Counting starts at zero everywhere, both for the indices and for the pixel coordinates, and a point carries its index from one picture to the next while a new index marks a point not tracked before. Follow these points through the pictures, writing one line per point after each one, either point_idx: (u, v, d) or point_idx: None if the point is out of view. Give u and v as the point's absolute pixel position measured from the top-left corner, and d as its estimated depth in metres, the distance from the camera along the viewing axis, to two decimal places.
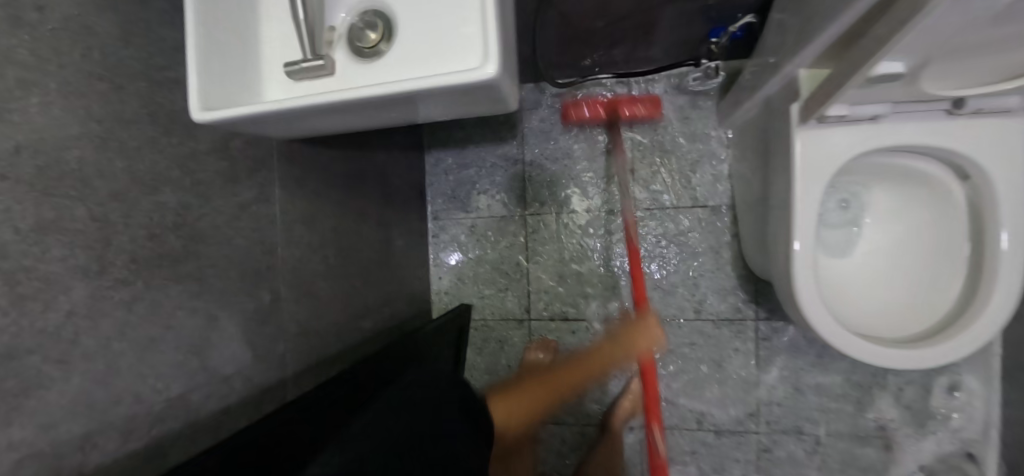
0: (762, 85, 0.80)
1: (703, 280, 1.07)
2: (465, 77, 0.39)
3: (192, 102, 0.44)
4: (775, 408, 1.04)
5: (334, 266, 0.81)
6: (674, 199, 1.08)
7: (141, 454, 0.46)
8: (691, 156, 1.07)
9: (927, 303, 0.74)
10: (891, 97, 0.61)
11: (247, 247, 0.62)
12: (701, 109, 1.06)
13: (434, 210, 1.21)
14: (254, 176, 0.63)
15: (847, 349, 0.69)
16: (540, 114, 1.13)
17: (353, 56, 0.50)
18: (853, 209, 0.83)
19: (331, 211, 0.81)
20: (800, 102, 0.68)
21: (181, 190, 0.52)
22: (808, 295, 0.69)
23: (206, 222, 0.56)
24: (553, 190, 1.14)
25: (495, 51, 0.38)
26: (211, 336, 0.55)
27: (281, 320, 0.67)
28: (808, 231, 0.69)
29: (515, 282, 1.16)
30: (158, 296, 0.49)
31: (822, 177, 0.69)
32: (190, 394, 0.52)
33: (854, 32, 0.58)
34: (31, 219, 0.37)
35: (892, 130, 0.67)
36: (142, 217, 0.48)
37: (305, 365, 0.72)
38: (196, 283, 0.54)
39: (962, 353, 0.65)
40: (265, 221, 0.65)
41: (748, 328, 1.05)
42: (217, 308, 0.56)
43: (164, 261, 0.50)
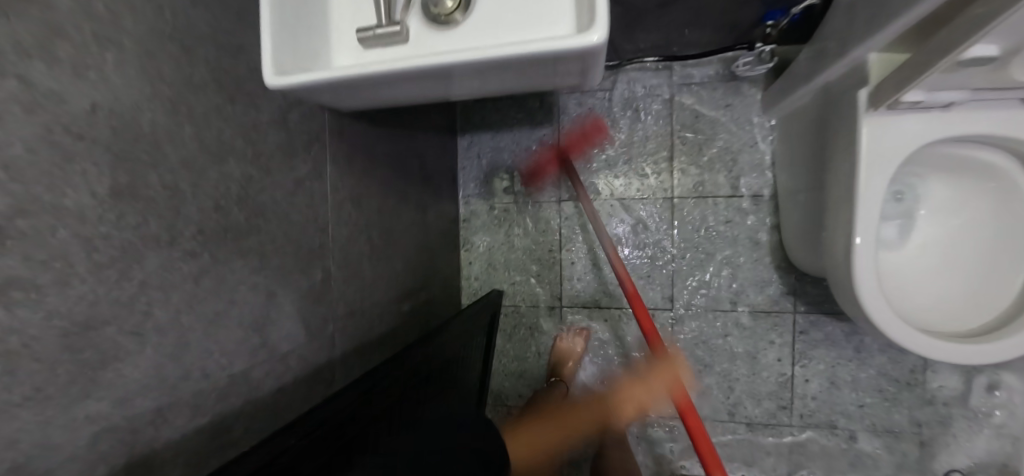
0: (821, 71, 0.78)
1: (741, 271, 1.06)
2: (570, 43, 0.36)
3: (267, 66, 0.42)
4: (810, 401, 1.03)
5: (378, 247, 0.79)
6: (715, 188, 1.06)
7: (208, 431, 0.45)
8: (733, 145, 1.05)
9: (985, 299, 0.73)
10: (971, 83, 0.59)
11: (303, 224, 0.60)
12: (744, 95, 1.03)
13: (466, 194, 1.19)
14: (309, 150, 0.61)
15: (908, 344, 0.67)
16: (577, 98, 1.11)
17: (428, 24, 0.47)
18: (907, 201, 0.81)
19: (375, 191, 0.79)
20: (869, 88, 0.66)
21: (244, 161, 0.50)
22: (868, 286, 0.68)
23: (267, 196, 0.54)
24: (589, 177, 1.12)
25: (603, 16, 0.36)
26: (271, 313, 0.54)
27: (332, 299, 0.65)
28: (872, 220, 0.67)
29: (548, 270, 1.14)
30: (223, 270, 0.47)
31: (888, 166, 0.67)
32: (252, 371, 0.50)
33: (943, 13, 0.55)
34: (107, 184, 0.36)
35: (965, 118, 0.65)
36: (209, 187, 0.46)
37: (353, 346, 0.70)
38: (258, 258, 0.52)
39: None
40: (319, 197, 0.63)
41: (787, 320, 1.04)
42: (276, 285, 0.55)
43: (228, 234, 0.48)
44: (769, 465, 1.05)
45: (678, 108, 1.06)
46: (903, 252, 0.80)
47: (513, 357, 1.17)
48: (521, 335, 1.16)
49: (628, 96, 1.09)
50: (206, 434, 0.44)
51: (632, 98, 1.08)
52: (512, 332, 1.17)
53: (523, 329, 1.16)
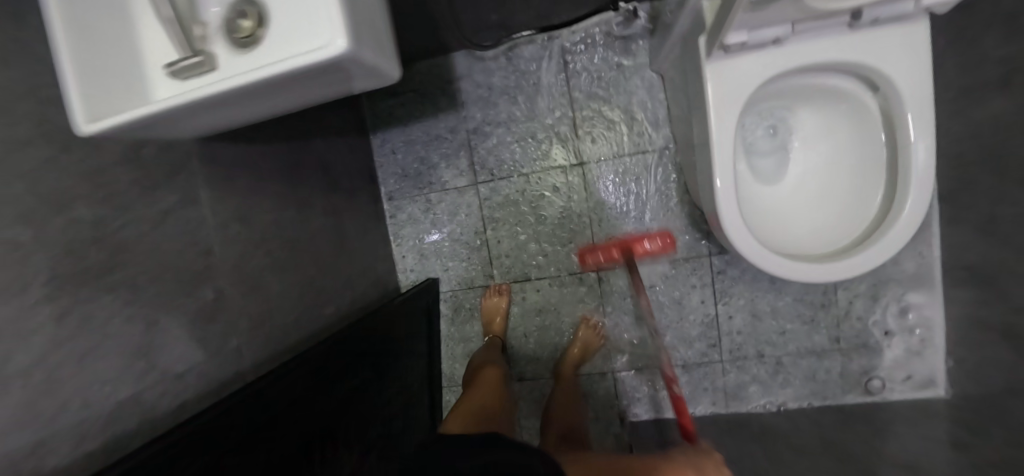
0: (677, 21, 0.80)
1: (655, 224, 1.10)
2: (319, 54, 0.38)
3: (76, 115, 0.44)
4: (736, 336, 1.09)
5: (281, 258, 0.83)
6: (618, 149, 1.09)
7: (98, 452, 0.49)
8: (628, 105, 1.07)
9: (848, 221, 0.78)
10: (787, 19, 0.61)
11: (179, 252, 0.63)
12: (633, 52, 1.05)
13: (388, 191, 1.22)
14: (174, 181, 0.64)
15: (777, 268, 0.72)
16: (476, 79, 1.13)
17: (232, 48, 0.50)
18: (781, 134, 0.86)
19: (269, 207, 0.82)
20: (706, 34, 0.68)
21: (94, 205, 0.53)
22: (734, 221, 0.72)
23: (130, 232, 0.57)
24: (500, 156, 1.14)
25: (342, 22, 0.38)
26: (154, 339, 0.58)
27: (230, 316, 0.70)
28: (726, 160, 0.71)
29: (477, 251, 1.18)
30: (89, 310, 0.51)
31: (735, 106, 0.70)
32: (143, 394, 0.55)
33: None
34: None
35: (796, 51, 0.68)
36: (56, 236, 0.49)
37: (265, 354, 0.75)
38: (129, 292, 0.56)
39: (882, 257, 0.70)
40: (195, 223, 0.66)
41: (703, 263, 1.09)
42: (156, 312, 0.59)
43: (87, 276, 0.51)
44: (707, 401, 1.12)
45: (574, 76, 1.09)
46: (780, 184, 0.85)
47: (457, 337, 1.23)
48: (463, 316, 1.21)
49: (525, 70, 1.10)
50: (96, 454, 0.49)
51: (528, 71, 1.10)
52: (454, 316, 1.22)
53: (464, 311, 1.21)
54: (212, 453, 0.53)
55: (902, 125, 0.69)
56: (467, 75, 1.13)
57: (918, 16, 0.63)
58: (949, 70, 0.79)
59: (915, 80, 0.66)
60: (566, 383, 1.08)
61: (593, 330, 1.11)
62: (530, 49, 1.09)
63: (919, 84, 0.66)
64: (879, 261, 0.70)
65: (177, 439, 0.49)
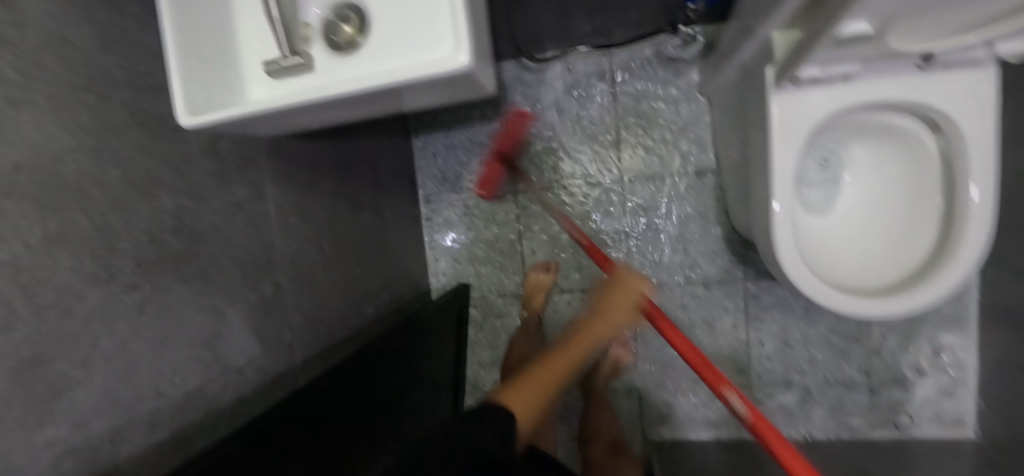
0: (739, 49, 0.81)
1: (692, 245, 1.10)
2: (440, 68, 0.39)
3: (179, 108, 0.45)
4: (766, 362, 1.09)
5: (331, 255, 0.83)
6: (660, 168, 1.10)
7: (167, 442, 0.49)
8: (673, 125, 1.09)
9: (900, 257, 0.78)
10: (862, 57, 0.62)
11: (247, 245, 0.63)
12: (682, 74, 1.06)
13: (426, 193, 1.22)
14: (245, 174, 0.65)
15: (824, 299, 0.72)
16: (524, 89, 1.14)
17: (330, 50, 0.50)
18: (832, 168, 0.86)
19: (324, 204, 0.83)
20: (775, 65, 0.69)
21: (177, 194, 0.54)
22: (787, 250, 0.73)
23: (205, 223, 0.57)
24: (541, 166, 1.15)
25: (466, 39, 0.38)
26: (221, 330, 0.58)
27: (286, 311, 0.70)
28: (786, 190, 0.72)
29: (511, 259, 1.19)
30: (167, 298, 0.51)
31: (798, 138, 0.71)
32: (207, 385, 0.55)
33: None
34: (40, 233, 0.38)
35: (864, 87, 0.69)
36: (142, 223, 0.49)
37: (313, 351, 0.75)
38: (201, 282, 0.56)
39: (937, 298, 0.69)
40: (261, 217, 0.67)
41: (738, 287, 1.09)
42: (224, 304, 0.59)
43: (167, 265, 0.52)
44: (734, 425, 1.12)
45: (621, 93, 1.10)
46: (828, 216, 0.85)
47: (484, 344, 1.23)
48: (492, 323, 1.21)
49: (573, 85, 1.12)
50: (165, 444, 0.49)
51: (576, 86, 1.12)
52: (482, 322, 1.22)
53: (493, 318, 1.21)
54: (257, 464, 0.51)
55: (962, 169, 0.69)
56: (515, 85, 1.14)
57: (989, 62, 0.64)
58: (1005, 118, 0.80)
59: (980, 125, 0.66)
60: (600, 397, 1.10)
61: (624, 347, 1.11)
62: (581, 64, 1.10)
63: (984, 129, 0.66)
64: (932, 302, 0.69)
65: (240, 444, 0.49)
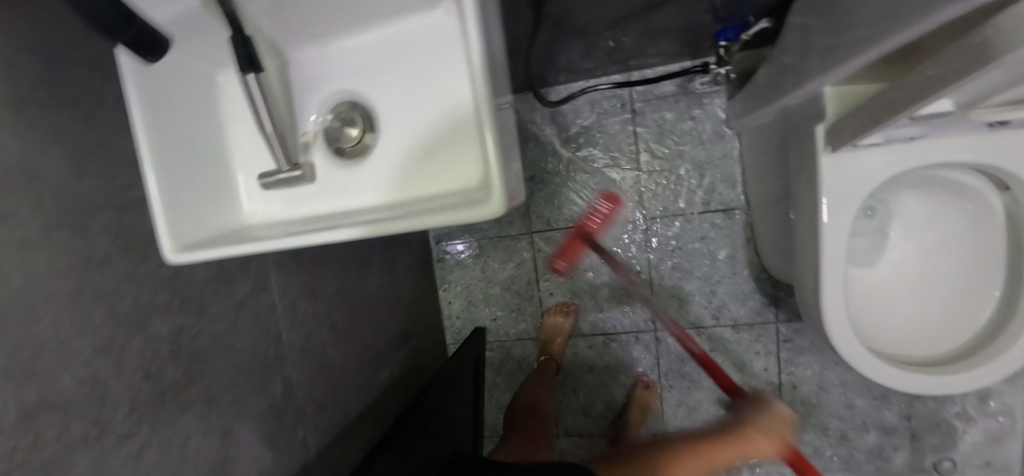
0: (780, 94, 0.74)
1: (720, 286, 1.04)
2: (469, 216, 0.33)
3: (165, 246, 0.39)
4: (800, 407, 1.04)
5: (342, 329, 0.78)
6: (686, 205, 1.03)
7: None
8: (699, 161, 1.02)
9: (955, 323, 0.72)
10: (931, 123, 0.55)
11: (251, 347, 0.58)
12: (708, 108, 1.00)
13: (437, 234, 1.16)
14: (247, 269, 0.59)
15: (871, 372, 0.67)
16: (538, 124, 1.07)
17: (333, 158, 0.44)
18: (878, 217, 0.78)
19: (333, 274, 0.77)
20: (827, 124, 0.62)
21: (172, 314, 0.49)
22: (838, 323, 0.66)
23: (205, 337, 0.52)
24: (558, 205, 1.09)
25: (500, 182, 0.32)
26: (229, 450, 0.53)
27: (297, 405, 0.65)
28: (838, 260, 0.65)
29: (527, 302, 1.13)
30: (168, 434, 0.46)
31: (852, 202, 0.64)
32: None
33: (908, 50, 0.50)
34: (13, 410, 0.33)
35: (929, 147, 0.61)
36: (135, 359, 0.44)
37: (326, 439, 0.70)
38: (205, 404, 0.51)
39: (1002, 375, 0.63)
40: (266, 311, 0.61)
41: (770, 330, 1.03)
42: (231, 420, 0.54)
43: (166, 397, 0.47)
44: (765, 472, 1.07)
45: (642, 127, 1.03)
46: (875, 271, 0.78)
47: (503, 388, 1.18)
48: (510, 368, 1.17)
49: (590, 119, 1.05)
50: None
51: (594, 120, 1.05)
52: (499, 366, 1.17)
53: (510, 362, 1.16)
54: None
55: None
56: (528, 119, 1.07)
57: None
58: None
59: None
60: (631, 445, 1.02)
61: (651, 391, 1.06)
62: (598, 99, 1.04)
63: None
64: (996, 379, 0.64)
65: None
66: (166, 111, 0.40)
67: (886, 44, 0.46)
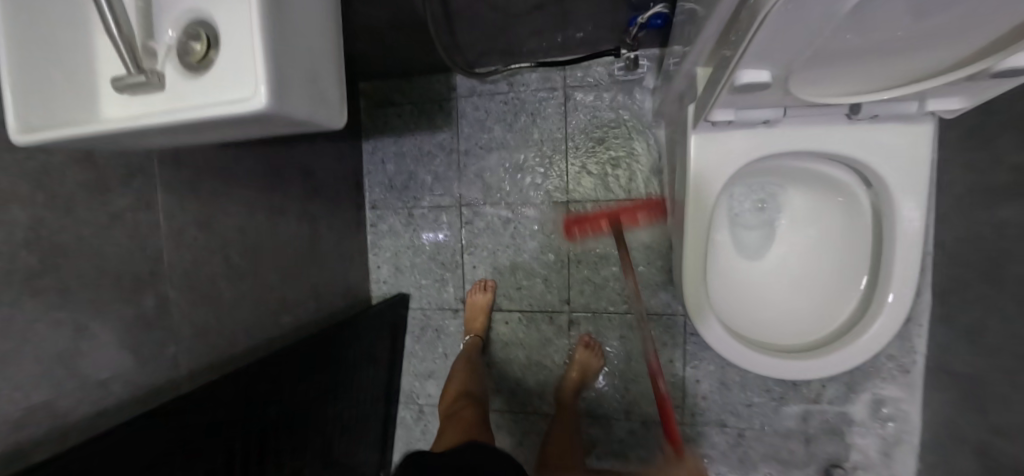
0: (676, 80, 0.77)
1: (634, 274, 1.06)
2: (239, 107, 0.36)
3: (10, 124, 0.43)
4: (701, 401, 1.05)
5: (238, 266, 0.81)
6: (607, 191, 1.06)
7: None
8: (623, 149, 1.05)
9: (822, 314, 0.74)
10: (777, 104, 0.58)
11: (122, 255, 0.62)
12: (635, 97, 1.03)
13: (373, 199, 1.20)
14: (128, 183, 0.63)
15: (734, 357, 0.69)
16: (475, 101, 1.11)
17: (181, 70, 0.48)
18: (768, 209, 0.81)
19: (235, 211, 0.81)
20: (696, 104, 0.66)
21: (32, 205, 0.52)
22: (702, 303, 0.68)
23: (68, 234, 0.55)
24: (488, 181, 1.12)
25: (264, 76, 0.35)
26: (81, 344, 0.57)
27: (170, 323, 0.69)
28: (700, 233, 0.67)
29: (451, 273, 1.16)
30: (12, 312, 0.49)
31: (715, 182, 0.67)
32: (56, 401, 0.54)
33: None
34: None
35: (788, 135, 0.65)
36: None
37: (200, 363, 0.74)
38: (58, 295, 0.54)
39: (857, 361, 0.65)
40: (146, 228, 0.65)
41: (678, 323, 1.05)
42: (88, 318, 0.58)
43: (16, 276, 0.49)
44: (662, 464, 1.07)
45: (573, 112, 1.06)
46: (762, 262, 0.80)
47: (423, 357, 1.21)
48: (429, 337, 1.19)
49: (523, 99, 1.09)
50: None
51: (526, 100, 1.09)
52: (419, 334, 1.20)
53: (430, 331, 1.19)
54: None
55: (891, 226, 0.65)
56: (468, 96, 1.12)
57: (922, 117, 0.60)
58: (962, 172, 0.75)
59: (911, 182, 0.62)
60: (566, 413, 1.04)
61: (590, 351, 1.05)
62: (531, 79, 1.08)
63: (913, 187, 0.62)
64: (852, 366, 0.66)
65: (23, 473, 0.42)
66: (32, 9, 0.44)
67: (714, 19, 0.49)
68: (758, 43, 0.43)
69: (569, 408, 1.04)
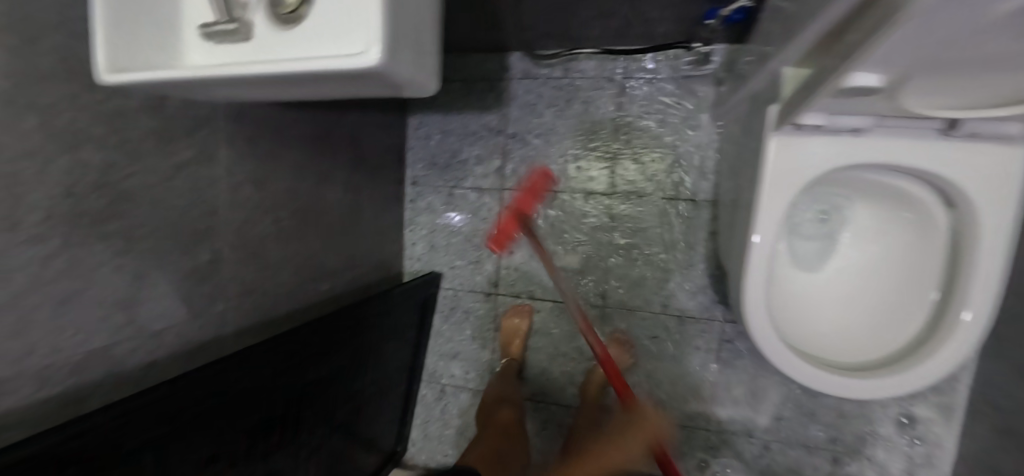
0: (752, 79, 0.74)
1: (674, 275, 1.04)
2: (348, 63, 0.35)
3: (98, 63, 0.42)
4: (728, 408, 1.03)
5: (287, 228, 0.81)
6: (655, 188, 1.04)
7: (57, 400, 0.48)
8: (675, 146, 1.02)
9: (881, 333, 0.71)
10: (873, 112, 0.56)
11: (183, 207, 0.61)
12: (694, 93, 1.00)
13: (413, 175, 1.19)
14: (194, 135, 0.62)
15: (783, 367, 0.66)
16: (528, 84, 1.09)
17: (271, 22, 0.46)
18: (831, 222, 0.78)
19: (288, 173, 0.80)
20: (780, 104, 0.63)
21: (104, 148, 0.51)
22: (755, 308, 0.66)
23: (135, 181, 0.55)
24: (532, 166, 1.10)
25: (379, 32, 0.33)
26: (139, 292, 0.57)
27: (221, 279, 0.69)
28: (767, 240, 0.65)
29: (486, 256, 1.15)
30: (78, 254, 0.49)
31: (789, 188, 0.64)
32: (114, 347, 0.54)
33: None
34: None
35: (874, 145, 0.62)
36: (59, 175, 0.46)
37: (245, 322, 0.74)
38: (122, 242, 0.54)
39: (920, 385, 0.62)
40: (206, 182, 0.64)
41: (714, 328, 1.03)
42: (147, 267, 0.57)
43: (84, 219, 0.49)
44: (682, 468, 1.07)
45: (628, 104, 1.04)
46: (819, 275, 0.77)
47: (449, 337, 1.21)
48: (457, 317, 1.19)
49: (578, 86, 1.06)
50: (55, 402, 0.48)
51: (580, 88, 1.06)
52: (448, 314, 1.20)
53: (459, 312, 1.19)
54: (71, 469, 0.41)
55: (971, 246, 0.61)
56: (521, 78, 1.10)
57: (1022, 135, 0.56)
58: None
59: (999, 201, 0.58)
60: (591, 404, 1.03)
61: (623, 348, 1.05)
62: (588, 66, 1.05)
63: (1000, 206, 0.58)
64: (913, 389, 0.62)
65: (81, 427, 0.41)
66: None
67: (823, 18, 0.46)
68: (886, 46, 0.41)
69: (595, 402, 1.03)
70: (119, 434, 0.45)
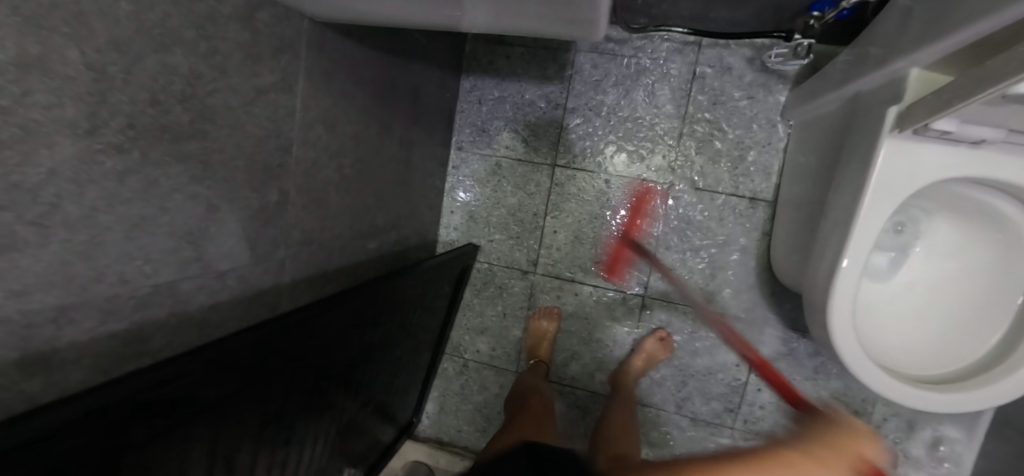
0: (856, 78, 0.72)
1: (722, 272, 1.03)
2: None
3: None
4: (756, 409, 1.04)
5: (348, 178, 0.74)
6: (713, 183, 1.01)
7: (121, 338, 0.42)
8: (741, 141, 0.99)
9: (948, 347, 0.71)
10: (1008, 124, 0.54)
11: (259, 138, 0.55)
12: (769, 90, 0.97)
13: (460, 140, 1.13)
14: (277, 58, 0.55)
15: (868, 378, 0.64)
16: (595, 58, 1.04)
17: None
18: (905, 234, 0.78)
19: (354, 118, 0.73)
20: (901, 106, 0.60)
21: (194, 55, 0.43)
22: (842, 315, 0.64)
23: (218, 99, 0.48)
24: (589, 146, 1.06)
25: None
26: (208, 227, 0.50)
27: (284, 224, 0.62)
28: (863, 247, 0.62)
29: (528, 233, 1.12)
30: (156, 173, 0.42)
31: (895, 198, 0.62)
32: (180, 284, 0.48)
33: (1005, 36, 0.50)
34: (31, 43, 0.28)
35: (988, 159, 0.60)
36: (147, 77, 0.39)
37: (300, 273, 0.68)
38: (199, 167, 0.47)
39: (1001, 401, 0.61)
40: (282, 113, 0.57)
41: (754, 329, 1.03)
42: (218, 200, 0.51)
43: (165, 133, 0.42)
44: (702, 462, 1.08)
45: (697, 92, 1.00)
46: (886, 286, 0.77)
47: (477, 312, 1.17)
48: (490, 293, 1.16)
49: (648, 67, 1.02)
50: (117, 340, 0.42)
51: (649, 69, 1.02)
52: (481, 288, 1.16)
53: (492, 287, 1.16)
54: (163, 421, 0.36)
55: None
56: (589, 51, 1.04)
57: None
58: None
59: None
60: (625, 392, 1.02)
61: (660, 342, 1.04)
62: (664, 47, 1.01)
63: None
64: (992, 405, 0.62)
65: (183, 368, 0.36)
66: None
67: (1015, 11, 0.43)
68: None
69: (628, 391, 1.02)
70: (212, 381, 0.40)
